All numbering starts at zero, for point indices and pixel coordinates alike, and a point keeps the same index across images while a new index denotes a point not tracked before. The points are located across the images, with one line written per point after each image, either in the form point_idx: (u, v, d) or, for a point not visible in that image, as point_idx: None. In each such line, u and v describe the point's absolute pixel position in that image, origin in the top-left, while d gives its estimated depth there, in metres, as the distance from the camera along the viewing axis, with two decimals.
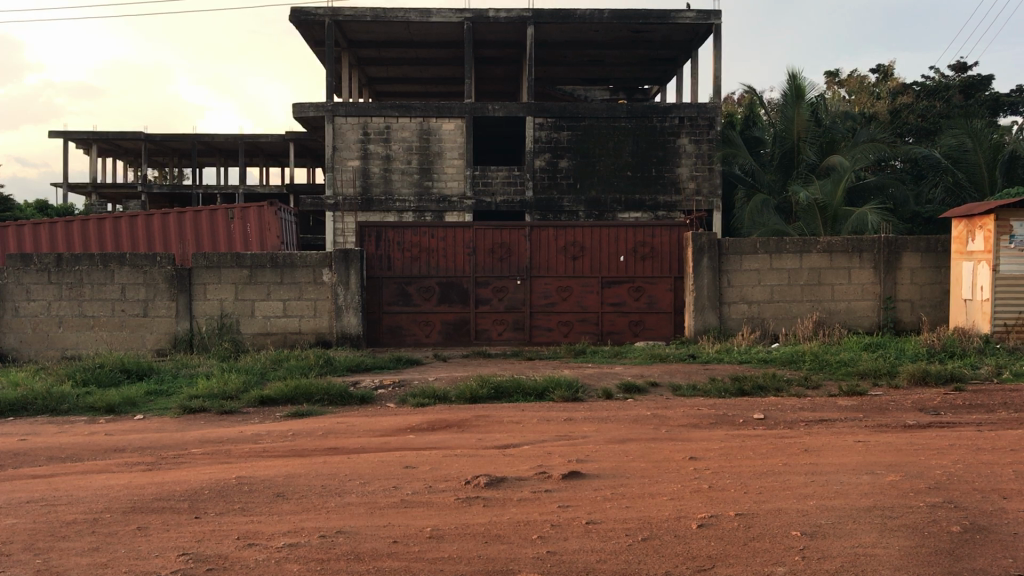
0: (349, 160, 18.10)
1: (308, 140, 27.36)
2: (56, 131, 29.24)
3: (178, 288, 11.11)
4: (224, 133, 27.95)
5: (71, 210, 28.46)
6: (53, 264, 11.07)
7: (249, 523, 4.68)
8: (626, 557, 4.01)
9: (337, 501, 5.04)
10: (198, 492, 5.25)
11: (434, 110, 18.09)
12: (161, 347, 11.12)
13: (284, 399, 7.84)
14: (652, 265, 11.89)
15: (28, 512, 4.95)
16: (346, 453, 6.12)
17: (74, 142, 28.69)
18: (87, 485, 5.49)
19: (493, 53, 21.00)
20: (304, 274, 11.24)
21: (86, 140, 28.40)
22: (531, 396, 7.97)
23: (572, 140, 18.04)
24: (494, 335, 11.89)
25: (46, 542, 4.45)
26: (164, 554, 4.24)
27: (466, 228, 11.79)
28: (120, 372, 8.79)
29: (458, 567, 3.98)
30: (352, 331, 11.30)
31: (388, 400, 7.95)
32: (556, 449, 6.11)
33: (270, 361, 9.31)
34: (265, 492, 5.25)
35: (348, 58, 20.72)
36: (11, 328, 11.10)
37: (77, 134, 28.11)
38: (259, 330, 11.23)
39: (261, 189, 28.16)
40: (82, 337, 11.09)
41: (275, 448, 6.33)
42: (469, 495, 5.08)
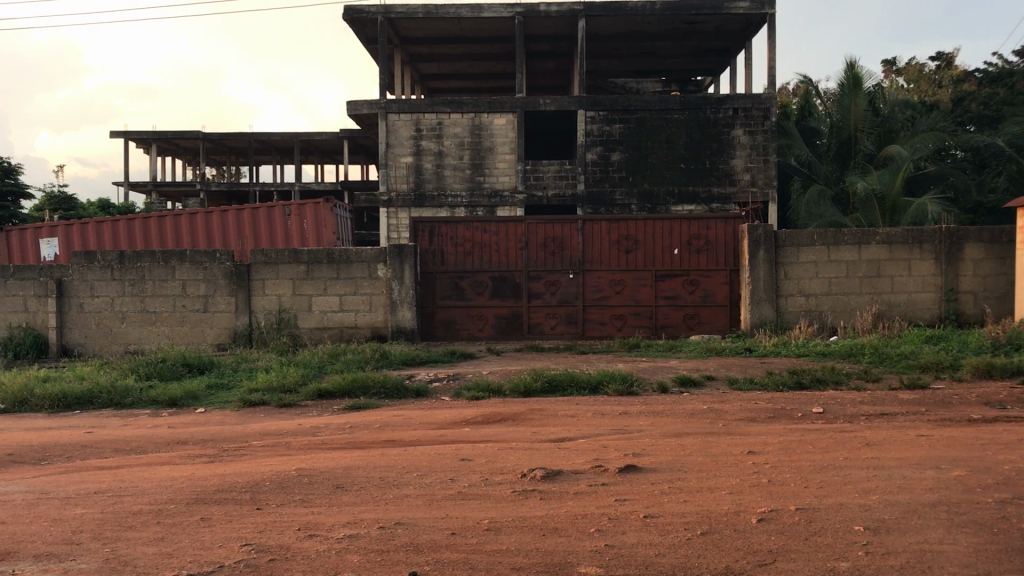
0: (401, 156, 18.20)
1: (360, 136, 27.56)
2: (116, 131, 29.85)
3: (236, 284, 11.25)
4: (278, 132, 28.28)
5: (133, 209, 29.12)
6: (115, 261, 11.34)
7: (309, 515, 4.76)
8: (685, 552, 3.98)
9: (395, 493, 5.10)
10: (260, 484, 5.35)
11: (485, 105, 18.11)
12: (221, 342, 11.28)
13: (341, 393, 7.92)
14: (707, 258, 11.78)
15: (95, 503, 5.09)
16: (402, 447, 6.17)
17: (134, 141, 29.26)
18: (152, 477, 5.62)
19: (545, 47, 20.97)
20: (359, 269, 11.30)
21: (145, 140, 28.94)
22: (585, 390, 7.91)
23: (624, 132, 17.93)
24: (547, 328, 11.87)
25: (113, 532, 4.57)
26: (227, 544, 4.33)
27: (519, 222, 11.75)
28: (181, 367, 8.93)
29: (516, 560, 3.99)
30: (407, 326, 11.33)
31: (443, 394, 7.99)
32: (612, 443, 6.09)
33: (327, 355, 9.37)
34: (324, 484, 5.33)
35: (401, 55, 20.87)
36: (76, 323, 11.41)
37: (137, 134, 28.69)
38: (316, 325, 11.30)
39: (316, 186, 28.46)
40: (144, 333, 11.33)
41: (332, 441, 6.39)
42: (525, 488, 5.10)
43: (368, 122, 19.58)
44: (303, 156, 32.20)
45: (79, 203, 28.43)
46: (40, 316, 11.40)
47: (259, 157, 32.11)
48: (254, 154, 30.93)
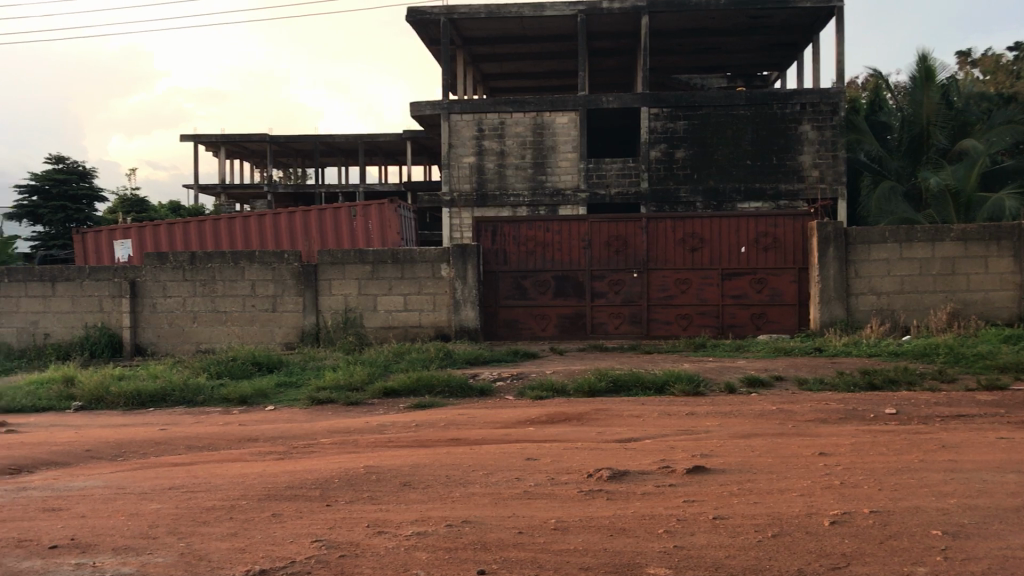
0: (464, 157, 18.29)
1: (424, 137, 27.77)
2: (187, 135, 30.55)
3: (304, 284, 11.40)
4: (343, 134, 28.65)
5: (203, 211, 29.80)
6: (187, 262, 11.60)
7: (377, 511, 4.80)
8: (756, 554, 3.92)
9: (461, 491, 5.11)
10: (329, 481, 5.41)
11: (548, 104, 18.09)
12: (290, 341, 11.45)
13: (407, 391, 7.97)
14: (774, 256, 11.59)
15: (170, 498, 5.20)
16: (468, 445, 6.18)
17: (203, 145, 29.92)
18: (223, 473, 5.72)
19: (607, 44, 20.88)
20: (423, 269, 11.36)
21: (215, 143, 29.57)
22: (651, 390, 7.84)
23: (689, 129, 17.77)
24: (611, 328, 11.80)
25: (187, 527, 4.66)
26: (298, 540, 4.38)
27: (582, 221, 11.72)
28: (251, 365, 9.09)
29: (585, 560, 3.96)
30: (470, 325, 11.34)
31: (507, 393, 7.99)
32: (680, 444, 6.02)
33: (392, 353, 9.45)
34: (392, 481, 5.38)
35: (464, 56, 20.97)
36: (149, 323, 11.70)
37: (206, 137, 29.33)
38: (381, 324, 11.39)
39: (380, 188, 28.76)
40: (215, 332, 11.57)
41: (399, 439, 6.43)
42: (592, 488, 5.07)
43: (431, 123, 19.71)
44: (366, 157, 32.57)
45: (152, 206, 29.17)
46: (115, 316, 11.71)
47: (324, 158, 32.57)
48: (319, 156, 31.38)
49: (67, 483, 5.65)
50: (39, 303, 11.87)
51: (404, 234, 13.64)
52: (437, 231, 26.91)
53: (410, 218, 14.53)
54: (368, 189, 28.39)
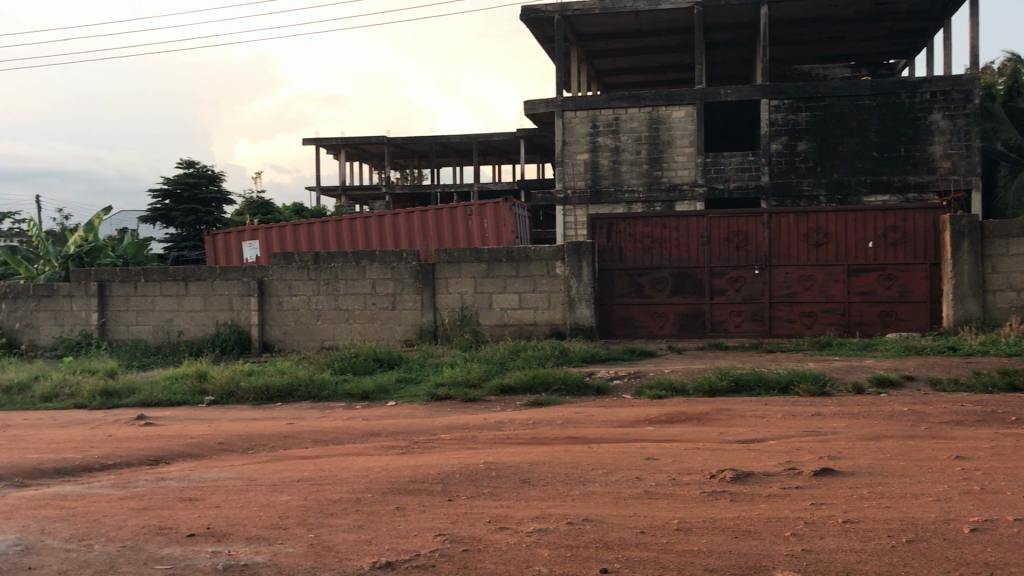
0: (578, 154, 18.26)
1: (537, 135, 27.87)
2: (308, 139, 31.52)
3: (422, 282, 11.60)
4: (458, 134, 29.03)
5: (324, 212, 30.70)
6: (311, 262, 11.95)
7: (499, 508, 4.83)
8: (890, 560, 3.77)
9: (582, 489, 5.09)
10: (450, 476, 5.48)
11: (664, 99, 17.87)
12: (409, 338, 11.68)
13: (524, 389, 8.01)
14: (904, 251, 11.15)
15: (299, 490, 5.37)
16: (587, 443, 6.16)
17: (324, 147, 30.82)
18: (349, 466, 5.87)
19: (725, 36, 20.48)
20: (538, 267, 11.34)
21: (335, 146, 30.42)
22: (774, 390, 7.65)
23: (811, 121, 17.28)
24: (731, 326, 11.56)
25: (316, 518, 4.80)
26: (422, 534, 4.45)
27: (700, 216, 11.53)
28: (372, 362, 9.31)
29: (710, 562, 3.89)
30: (585, 323, 11.28)
31: (625, 392, 7.93)
32: (806, 445, 5.85)
33: (508, 351, 9.49)
34: (512, 477, 5.40)
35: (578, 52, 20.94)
36: (276, 321, 12.13)
37: (327, 140, 30.20)
38: (497, 322, 11.47)
39: (494, 187, 29.01)
40: (338, 329, 11.90)
41: (518, 436, 6.47)
42: (715, 488, 4.98)
43: (545, 121, 19.75)
44: (481, 157, 32.90)
45: (276, 207, 30.22)
46: (243, 314, 12.19)
47: (440, 159, 33.08)
48: (435, 156, 31.89)
49: (202, 474, 5.91)
50: (173, 302, 12.45)
51: (519, 232, 13.67)
52: (550, 229, 26.97)
53: (524, 216, 14.58)
54: (482, 188, 28.69)
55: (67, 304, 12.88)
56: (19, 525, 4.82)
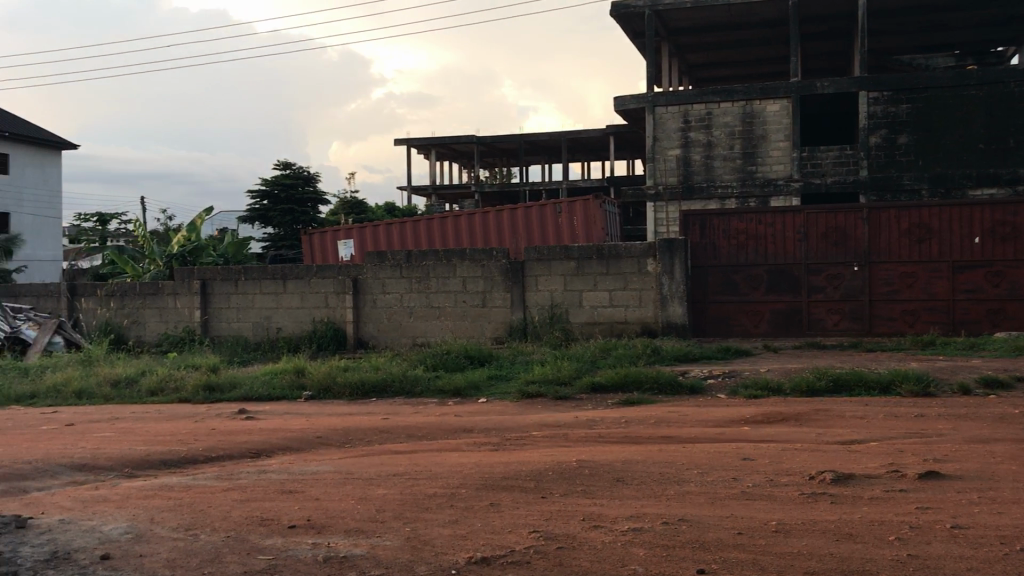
0: (670, 150, 18.05)
1: (627, 131, 27.69)
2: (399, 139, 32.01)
3: (512, 280, 11.66)
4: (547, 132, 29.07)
5: (415, 211, 31.12)
6: (403, 260, 12.13)
7: (594, 506, 4.81)
8: (1002, 568, 3.62)
9: (677, 489, 5.04)
10: (543, 473, 5.48)
11: (758, 92, 17.53)
12: (500, 335, 11.75)
13: (616, 387, 7.98)
14: (1011, 247, 10.75)
15: (394, 484, 5.45)
16: (681, 443, 6.10)
17: (415, 147, 31.25)
18: (443, 462, 5.93)
19: (820, 28, 19.99)
20: (629, 264, 11.25)
21: (425, 146, 30.81)
22: (874, 390, 7.44)
23: (912, 113, 16.71)
24: (829, 325, 11.28)
25: (412, 512, 4.86)
26: (517, 530, 4.47)
27: (796, 212, 11.28)
28: (463, 359, 9.39)
29: (809, 564, 3.81)
30: (677, 321, 11.14)
31: (719, 391, 7.81)
32: (910, 447, 5.67)
33: (599, 349, 9.45)
34: (605, 475, 5.38)
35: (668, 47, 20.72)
36: (370, 318, 12.35)
37: (418, 140, 30.62)
38: (588, 320, 11.43)
39: (583, 184, 28.95)
40: (430, 326, 12.06)
41: (610, 434, 6.45)
42: (814, 490, 4.87)
43: (635, 117, 19.61)
44: (570, 154, 32.87)
45: (369, 207, 30.78)
46: (339, 311, 12.45)
47: (530, 157, 33.18)
48: (525, 155, 31.99)
49: (301, 467, 6.05)
50: (272, 300, 12.79)
51: (610, 229, 13.59)
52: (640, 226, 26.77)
53: (614, 213, 14.49)
54: (571, 186, 28.64)
55: (171, 301, 13.34)
56: (129, 514, 5.02)
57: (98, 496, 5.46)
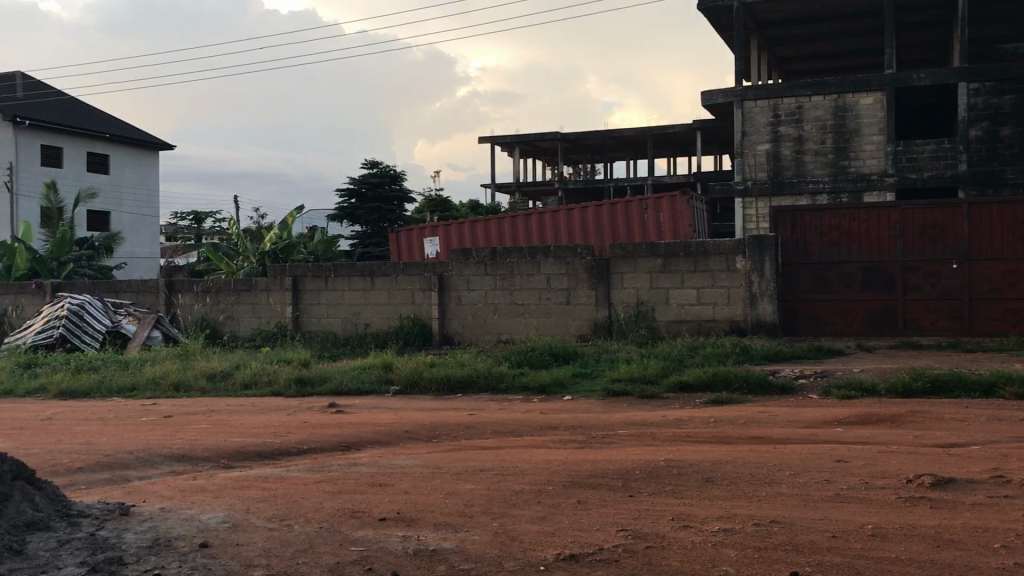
0: (758, 145, 17.75)
1: (714, 127, 27.29)
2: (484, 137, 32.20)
3: (597, 277, 11.62)
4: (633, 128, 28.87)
5: (498, 209, 31.27)
6: (488, 257, 12.22)
7: (682, 506, 4.76)
8: None
9: (768, 490, 4.95)
10: (631, 472, 5.45)
11: (850, 85, 17.03)
12: (584, 333, 11.72)
13: (703, 386, 7.87)
14: None
15: (482, 480, 5.49)
16: (771, 443, 5.99)
17: (500, 145, 31.41)
18: (530, 458, 5.95)
19: (917, 17, 19.38)
20: (717, 261, 11.08)
21: (510, 143, 30.93)
22: (975, 392, 7.17)
23: (1016, 104, 16.18)
24: (925, 324, 10.92)
25: (500, 508, 4.89)
26: (605, 528, 4.45)
27: (891, 208, 10.97)
28: (548, 356, 9.39)
29: (909, 571, 3.69)
30: (767, 319, 10.90)
31: (810, 391, 7.64)
32: (1014, 452, 5.44)
33: (687, 348, 9.34)
34: (694, 475, 5.32)
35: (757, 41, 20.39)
36: (454, 315, 12.46)
37: (502, 138, 30.76)
38: (674, 317, 11.29)
39: (668, 180, 28.66)
40: (515, 323, 12.10)
41: (699, 434, 6.37)
42: (912, 494, 4.72)
43: (723, 111, 19.34)
44: (656, 150, 32.56)
45: (454, 205, 31.04)
46: (425, 308, 12.59)
47: (615, 154, 32.99)
48: (610, 151, 31.82)
49: (390, 461, 6.14)
50: (360, 296, 13.01)
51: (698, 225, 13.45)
52: (727, 223, 26.37)
53: (702, 210, 14.30)
54: (656, 183, 28.39)
55: (264, 297, 13.68)
56: (225, 504, 5.17)
57: (196, 486, 5.63)
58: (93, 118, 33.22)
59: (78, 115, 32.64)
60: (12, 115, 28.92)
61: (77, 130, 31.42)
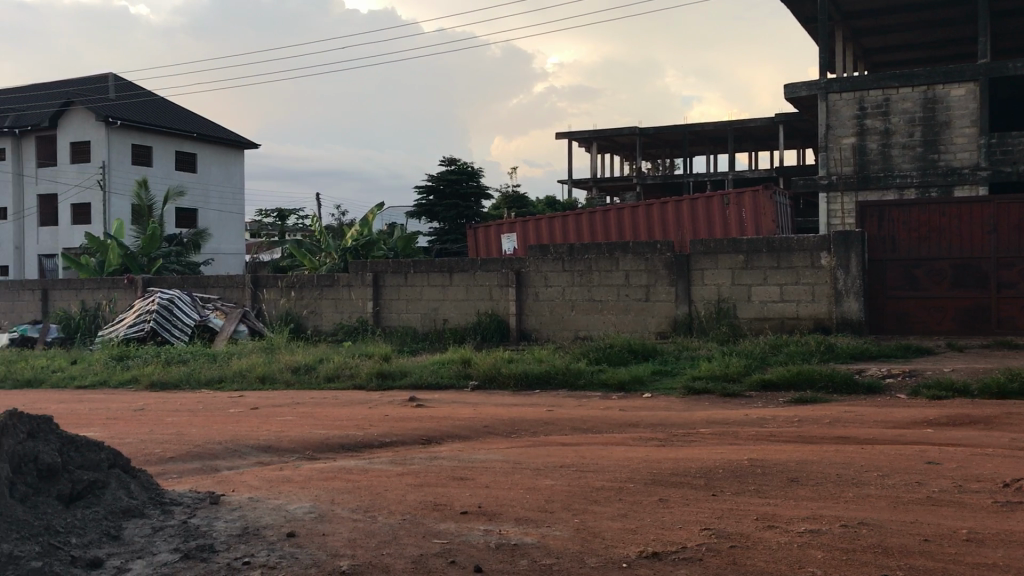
0: (843, 138, 17.32)
1: (796, 120, 26.75)
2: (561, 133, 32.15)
3: (677, 274, 11.51)
4: (713, 122, 28.49)
5: (575, 205, 31.19)
6: (566, 253, 12.21)
7: (767, 505, 4.69)
8: None
9: (855, 491, 4.85)
10: (713, 471, 5.39)
11: (940, 76, 16.49)
12: (663, 330, 11.61)
13: (786, 385, 7.74)
14: None
15: (562, 476, 5.49)
16: (858, 444, 5.85)
17: (577, 140, 31.34)
18: (610, 455, 5.93)
19: (1012, 5, 18.68)
20: (801, 258, 10.87)
21: (587, 139, 30.83)
22: None
23: None
24: (1021, 323, 10.55)
25: (581, 504, 4.89)
26: (688, 527, 4.41)
27: (985, 202, 10.63)
28: (627, 353, 9.34)
29: None
30: (853, 317, 10.62)
31: (898, 391, 7.45)
32: None
33: (769, 346, 9.18)
34: (778, 475, 5.24)
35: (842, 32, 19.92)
36: (532, 311, 12.50)
37: (580, 134, 30.70)
38: (756, 315, 11.10)
39: (749, 175, 28.19)
40: (592, 320, 12.07)
41: (782, 433, 6.26)
42: (1008, 499, 4.57)
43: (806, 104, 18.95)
44: (736, 145, 32.07)
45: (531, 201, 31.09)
46: (502, 304, 12.66)
47: (694, 149, 32.60)
48: (689, 145, 31.46)
49: (470, 455, 6.19)
50: (438, 292, 13.14)
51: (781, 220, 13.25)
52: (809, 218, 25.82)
53: (784, 206, 14.05)
54: (737, 178, 27.97)
55: (346, 292, 13.94)
56: (311, 494, 5.28)
57: (283, 476, 5.77)
58: (182, 118, 34.22)
59: (168, 115, 33.65)
60: (104, 115, 29.95)
61: (166, 130, 32.40)
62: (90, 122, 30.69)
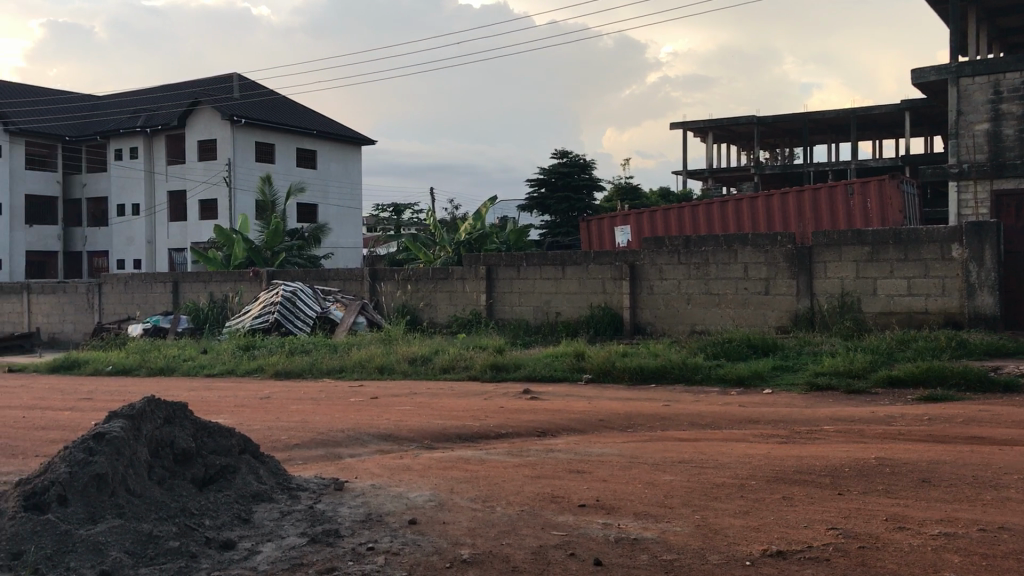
0: None
1: (924, 105, 25.62)
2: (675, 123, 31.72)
3: (798, 267, 11.22)
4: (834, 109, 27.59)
5: (689, 196, 30.72)
6: (682, 246, 12.09)
7: (897, 506, 4.53)
8: None
9: (993, 494, 4.63)
10: (840, 469, 5.23)
11: None
12: (783, 325, 11.33)
13: (915, 381, 7.46)
14: None
15: (681, 471, 5.43)
16: (994, 444, 5.59)
17: (691, 131, 30.85)
18: (729, 451, 5.83)
19: None
20: (930, 250, 10.38)
21: (702, 129, 30.31)
22: None
23: None
24: None
25: (701, 500, 4.82)
26: (813, 526, 4.30)
27: None
28: (746, 347, 9.16)
29: None
30: (988, 312, 10.07)
31: None
32: None
33: (896, 341, 8.84)
34: (909, 475, 5.05)
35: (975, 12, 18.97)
36: (646, 304, 12.41)
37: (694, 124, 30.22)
38: (883, 309, 10.70)
39: (873, 163, 27.20)
40: (709, 314, 11.90)
41: (912, 432, 6.04)
42: None
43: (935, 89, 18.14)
44: (860, 132, 30.95)
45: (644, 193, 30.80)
46: (616, 297, 12.62)
47: (815, 137, 31.64)
48: (809, 134, 30.55)
49: (587, 448, 6.18)
50: (551, 285, 13.18)
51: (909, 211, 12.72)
52: (937, 207, 24.71)
53: (913, 196, 13.50)
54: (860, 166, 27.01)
55: (460, 285, 14.12)
56: (431, 483, 5.38)
57: (403, 465, 5.89)
58: (301, 116, 35.29)
59: (288, 113, 34.77)
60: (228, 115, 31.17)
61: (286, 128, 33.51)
62: (216, 122, 32.02)
